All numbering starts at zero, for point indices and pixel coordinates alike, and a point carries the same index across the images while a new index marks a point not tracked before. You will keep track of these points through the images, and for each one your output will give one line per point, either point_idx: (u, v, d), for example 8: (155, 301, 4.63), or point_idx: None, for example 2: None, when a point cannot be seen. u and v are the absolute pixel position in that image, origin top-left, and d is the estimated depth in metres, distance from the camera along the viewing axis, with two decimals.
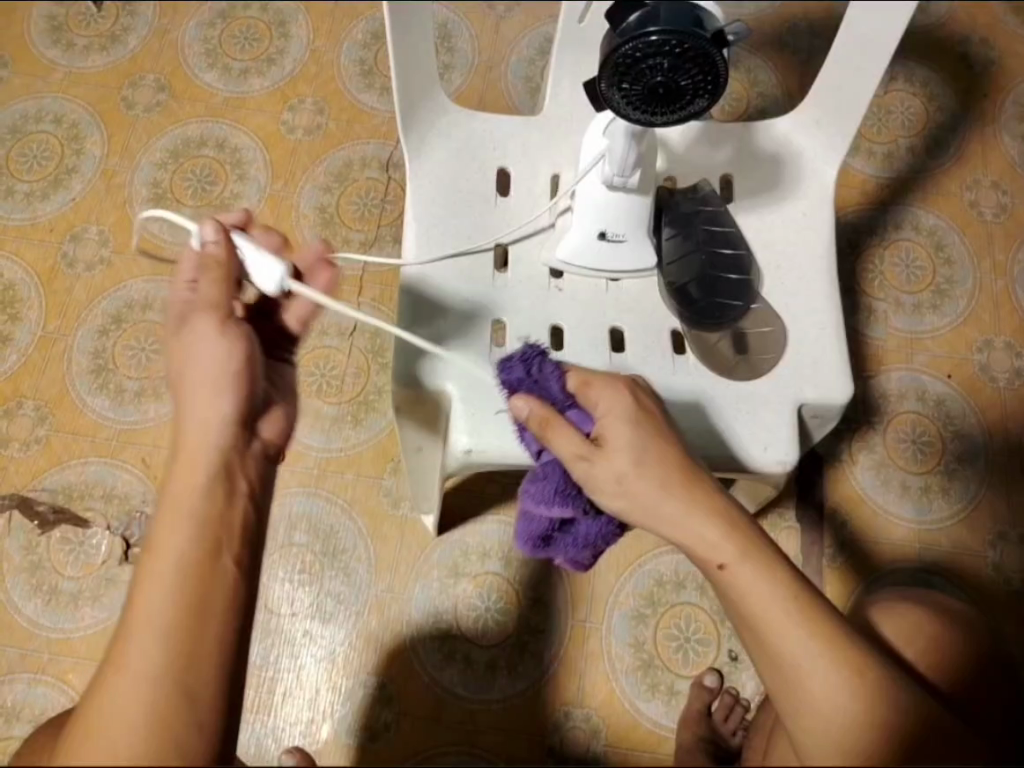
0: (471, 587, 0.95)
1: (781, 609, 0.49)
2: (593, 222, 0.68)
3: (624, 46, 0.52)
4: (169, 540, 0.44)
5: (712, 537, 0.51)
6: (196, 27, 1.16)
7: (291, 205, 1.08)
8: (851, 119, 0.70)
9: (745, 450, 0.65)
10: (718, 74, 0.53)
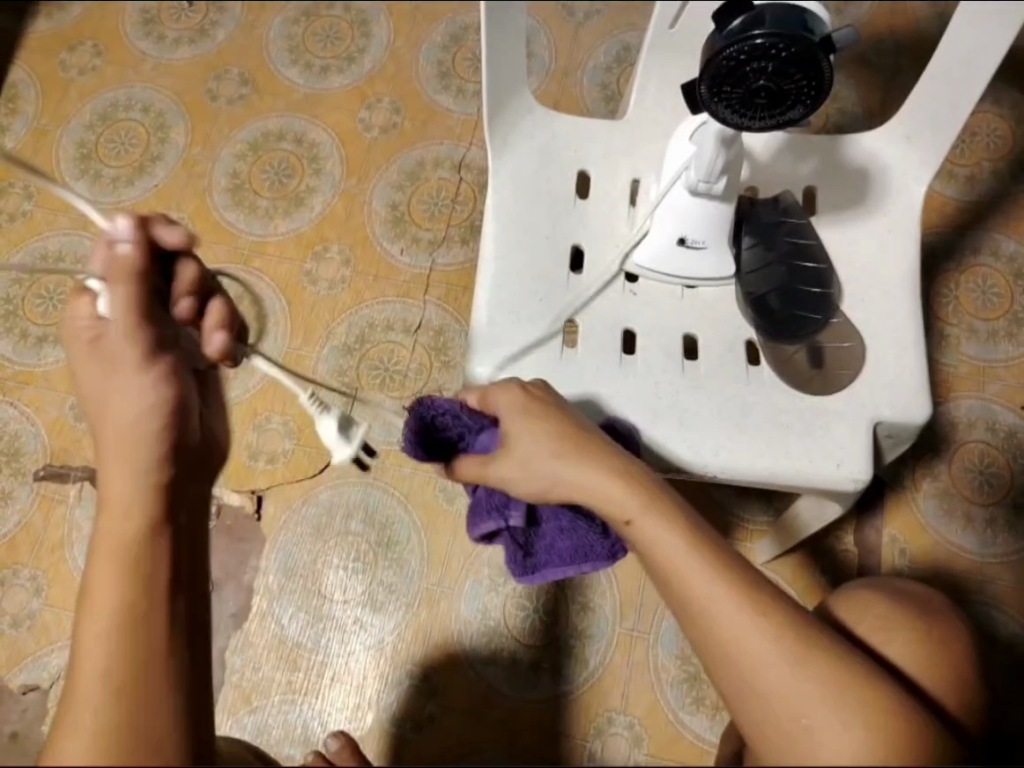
0: (521, 588, 0.96)
1: (682, 548, 0.50)
2: (673, 227, 0.68)
3: (727, 49, 0.51)
4: (104, 591, 0.42)
5: (617, 493, 0.53)
6: (281, 24, 1.20)
7: (364, 201, 1.11)
8: (945, 137, 0.69)
9: (817, 468, 0.63)
10: (823, 80, 0.52)
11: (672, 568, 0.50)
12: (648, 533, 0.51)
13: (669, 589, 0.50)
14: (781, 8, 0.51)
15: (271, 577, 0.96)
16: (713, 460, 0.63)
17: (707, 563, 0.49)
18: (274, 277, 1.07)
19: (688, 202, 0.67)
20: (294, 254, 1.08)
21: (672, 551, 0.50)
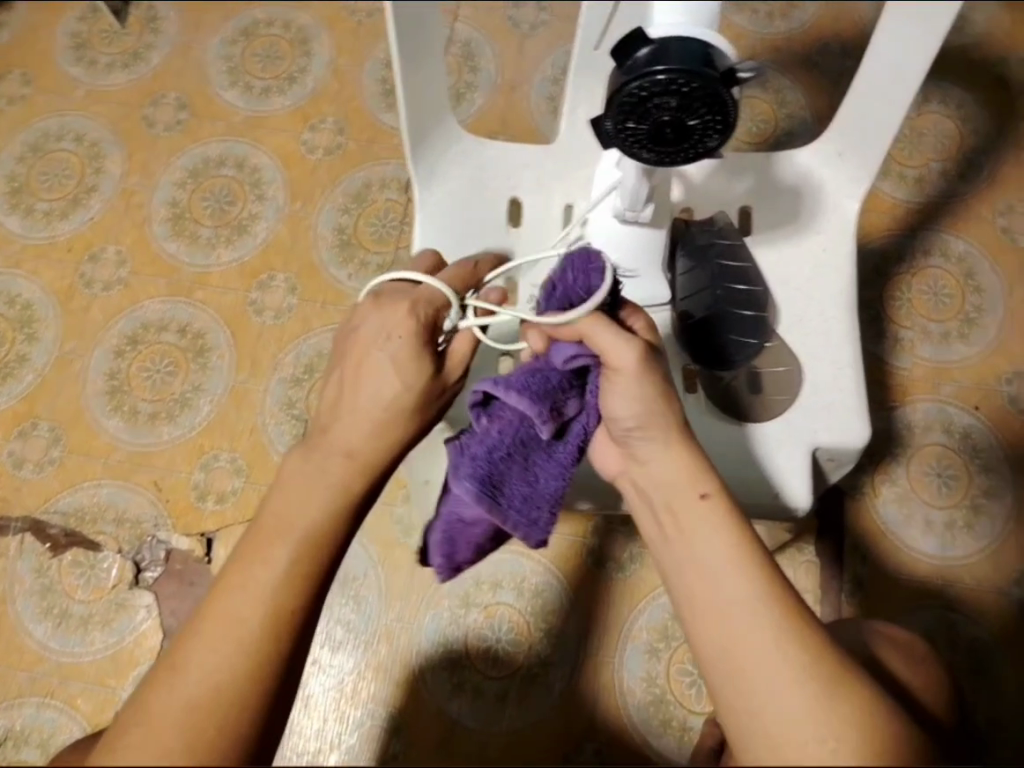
0: (483, 617, 0.93)
1: (727, 548, 0.49)
2: (601, 258, 0.65)
3: (629, 85, 0.48)
4: (310, 502, 0.52)
5: (682, 475, 0.52)
6: (218, 44, 1.16)
7: (308, 225, 1.07)
8: (875, 152, 0.66)
9: (754, 498, 0.63)
10: (728, 115, 0.49)
11: (714, 562, 0.48)
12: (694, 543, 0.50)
13: (701, 583, 0.48)
14: (683, 41, 0.49)
15: None
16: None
17: (749, 584, 0.47)
18: (218, 308, 1.04)
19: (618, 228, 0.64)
20: (238, 284, 1.05)
21: (710, 564, 0.48)
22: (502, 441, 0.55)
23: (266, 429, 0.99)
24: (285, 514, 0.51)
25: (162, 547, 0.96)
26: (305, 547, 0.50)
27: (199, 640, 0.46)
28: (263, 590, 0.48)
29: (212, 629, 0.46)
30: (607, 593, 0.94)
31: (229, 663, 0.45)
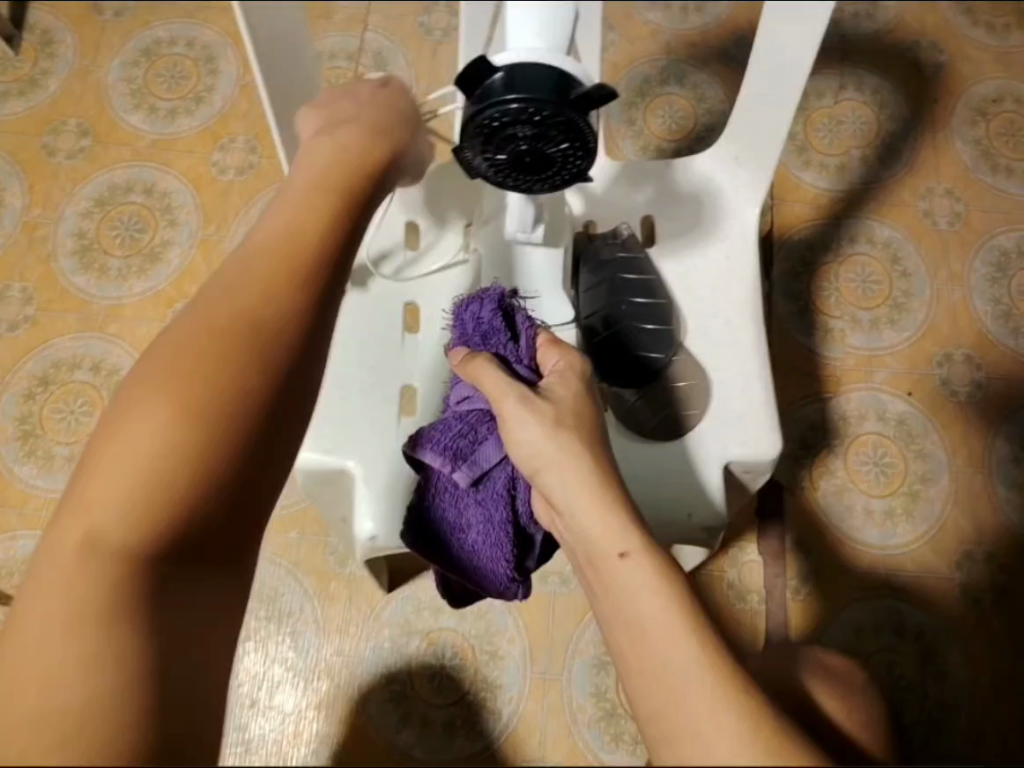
0: (426, 644, 0.91)
1: (662, 611, 0.38)
2: (501, 280, 0.65)
3: (483, 113, 0.48)
4: (152, 416, 0.38)
5: (609, 527, 0.42)
6: (120, 67, 1.12)
7: (223, 249, 1.05)
8: (770, 153, 0.66)
9: (664, 516, 0.62)
10: (586, 142, 0.49)
11: (646, 633, 0.37)
12: (626, 613, 0.39)
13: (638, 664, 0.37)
14: (534, 67, 0.48)
15: None
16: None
17: (698, 667, 0.35)
18: (132, 340, 1.02)
19: (505, 246, 0.64)
20: (154, 315, 1.01)
21: (643, 627, 0.37)
22: (432, 493, 0.59)
23: None
24: (128, 434, 0.38)
25: None
26: (213, 361, 0.40)
27: (40, 589, 0.36)
28: (152, 426, 0.38)
29: (36, 594, 0.36)
30: (551, 608, 0.92)
31: (60, 632, 0.35)
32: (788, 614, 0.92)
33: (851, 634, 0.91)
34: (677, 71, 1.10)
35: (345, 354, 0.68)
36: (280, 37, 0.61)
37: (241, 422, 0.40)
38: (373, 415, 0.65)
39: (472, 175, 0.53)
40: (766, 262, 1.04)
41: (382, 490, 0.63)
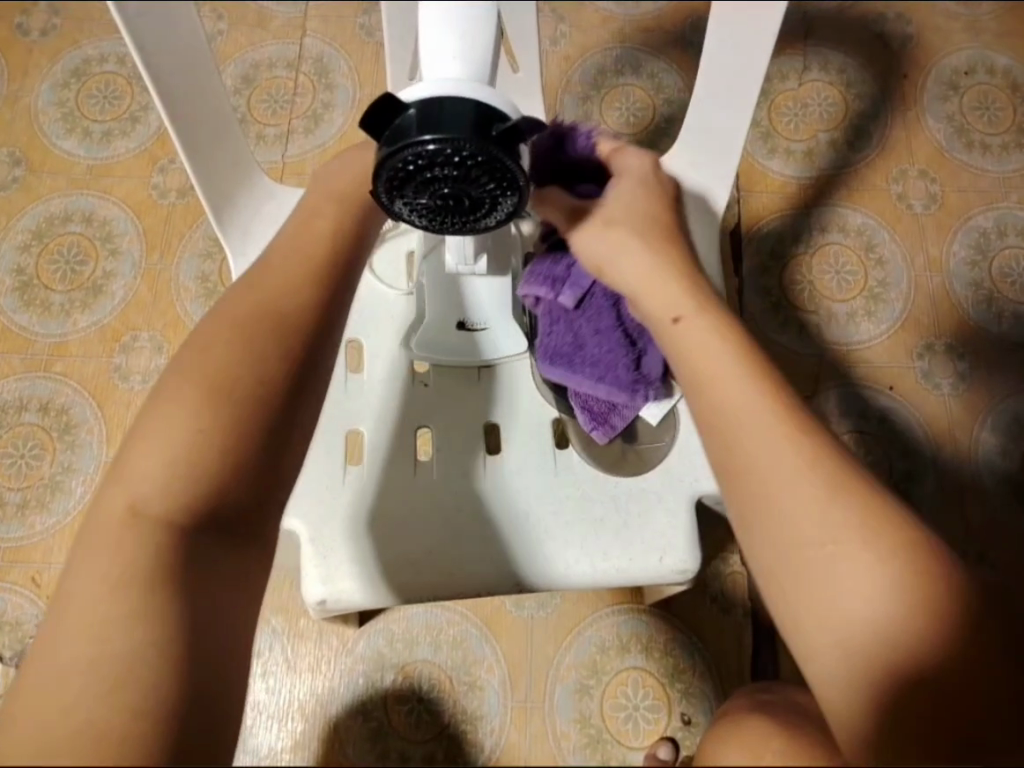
0: (401, 678, 0.88)
1: (792, 469, 0.41)
2: (448, 312, 0.62)
3: (397, 157, 0.42)
4: (177, 405, 0.40)
5: (743, 399, 0.43)
6: (49, 89, 1.06)
7: (169, 278, 0.99)
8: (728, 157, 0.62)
9: (638, 559, 0.59)
10: (517, 182, 0.44)
11: (778, 497, 0.41)
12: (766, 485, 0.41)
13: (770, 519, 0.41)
14: (450, 101, 0.42)
15: None
16: (524, 571, 0.58)
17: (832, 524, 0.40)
18: (81, 379, 0.96)
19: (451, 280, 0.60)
20: (100, 350, 0.97)
21: (778, 486, 0.41)
22: (544, 323, 0.59)
23: None
24: (162, 416, 0.40)
25: None
26: (202, 392, 0.41)
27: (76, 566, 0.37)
28: (157, 455, 0.39)
29: (74, 574, 0.37)
30: (529, 633, 0.89)
31: (109, 601, 0.36)
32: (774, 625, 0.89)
33: None
34: (632, 61, 1.05)
35: None
36: (182, 61, 0.53)
37: (262, 406, 0.42)
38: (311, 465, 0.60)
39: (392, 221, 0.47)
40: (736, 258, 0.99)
41: (328, 546, 0.57)
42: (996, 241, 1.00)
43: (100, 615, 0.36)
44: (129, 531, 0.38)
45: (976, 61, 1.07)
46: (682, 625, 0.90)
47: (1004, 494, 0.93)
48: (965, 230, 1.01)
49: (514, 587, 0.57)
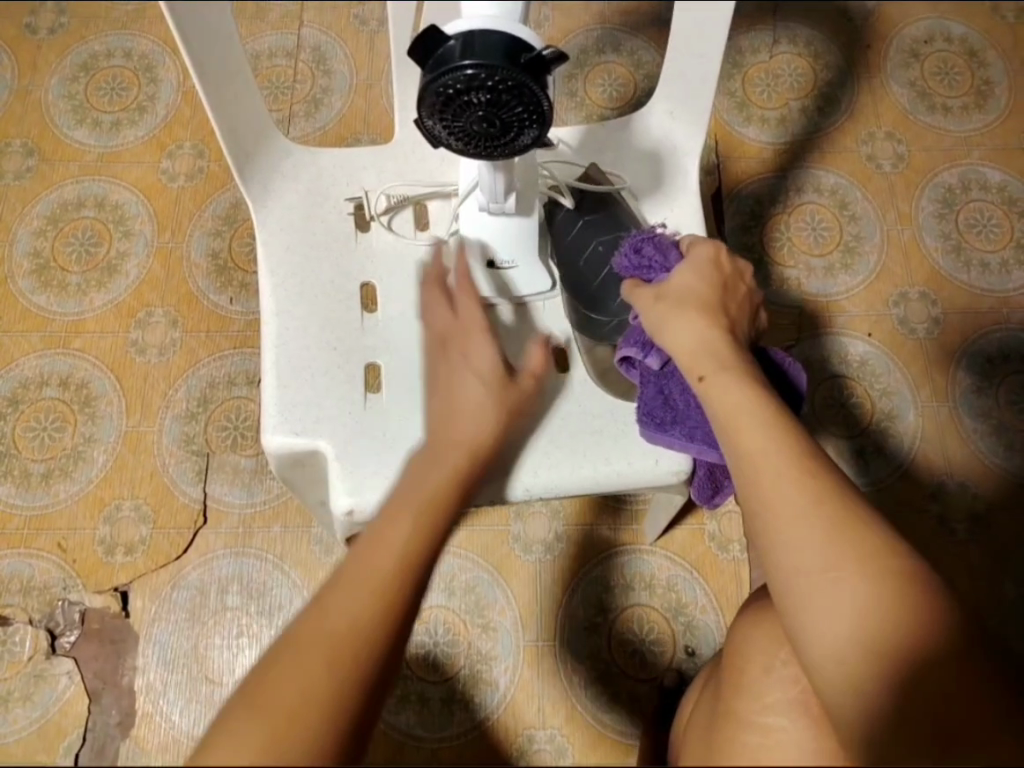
0: (417, 624, 0.92)
1: (767, 464, 0.53)
2: (479, 250, 0.68)
3: (439, 81, 0.49)
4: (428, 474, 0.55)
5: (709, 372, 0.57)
6: (58, 84, 1.11)
7: (181, 255, 1.04)
8: (703, 106, 0.68)
9: (636, 465, 0.64)
10: (542, 106, 0.50)
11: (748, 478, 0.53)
12: (784, 526, 0.51)
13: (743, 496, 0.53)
14: (483, 31, 0.49)
15: (151, 673, 0.90)
16: (531, 480, 0.64)
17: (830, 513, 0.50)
18: (99, 354, 1.00)
19: (486, 221, 0.66)
20: (116, 326, 1.01)
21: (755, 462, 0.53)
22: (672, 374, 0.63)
23: (166, 470, 0.96)
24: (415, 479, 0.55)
25: (76, 610, 0.92)
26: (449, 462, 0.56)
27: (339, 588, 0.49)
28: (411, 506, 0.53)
29: (342, 585, 0.49)
30: (538, 576, 0.94)
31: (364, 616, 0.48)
32: None
33: None
34: (612, 39, 1.11)
35: (302, 339, 0.68)
36: (209, 39, 0.57)
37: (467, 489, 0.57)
38: (333, 393, 0.66)
39: (432, 144, 0.54)
40: (718, 219, 1.05)
41: (353, 462, 0.64)
42: (960, 195, 1.07)
43: (361, 628, 0.47)
44: (411, 535, 0.52)
45: (935, 30, 1.14)
46: (683, 562, 0.95)
47: (980, 429, 0.99)
48: (931, 186, 1.07)
49: (523, 495, 0.64)
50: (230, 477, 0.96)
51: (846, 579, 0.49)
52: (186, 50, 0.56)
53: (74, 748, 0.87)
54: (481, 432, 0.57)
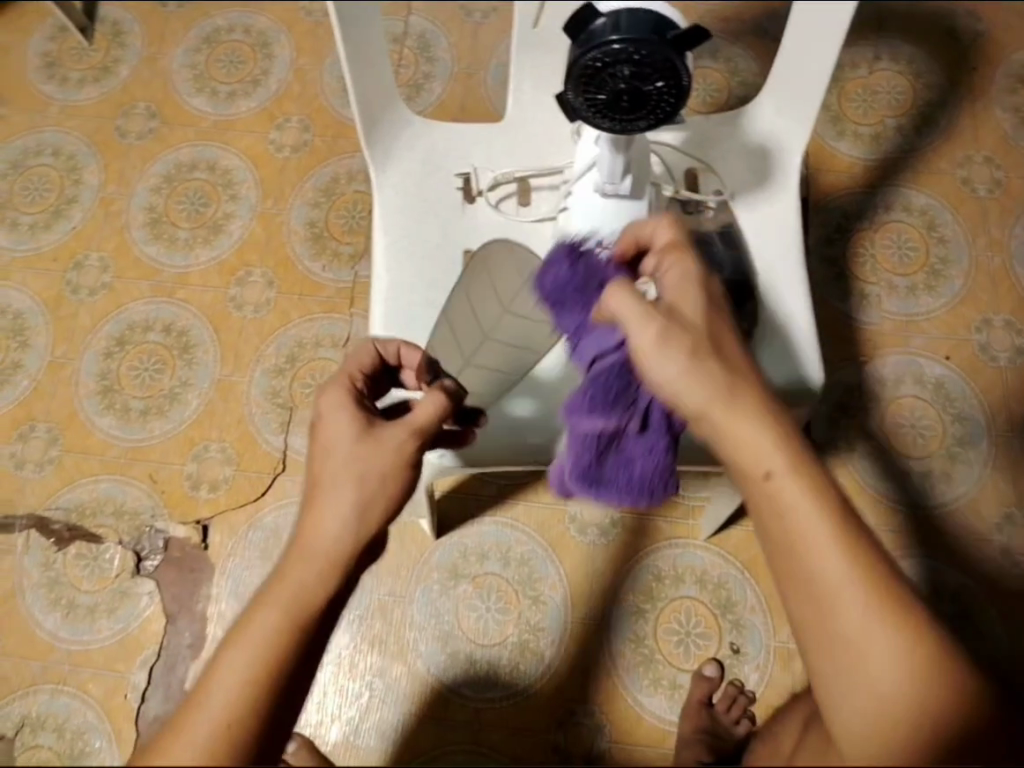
0: (473, 588, 0.98)
1: (832, 555, 0.42)
2: (589, 230, 0.71)
3: (588, 55, 0.56)
4: (295, 576, 0.46)
5: (762, 443, 0.45)
6: (183, 54, 1.19)
7: (282, 221, 1.11)
8: (810, 102, 0.73)
9: None
10: (681, 79, 0.57)
11: (814, 573, 0.42)
12: (849, 642, 0.41)
13: (801, 592, 0.43)
14: (632, 12, 0.56)
15: (223, 604, 0.98)
16: None
17: (884, 624, 0.41)
18: (200, 306, 1.08)
19: (597, 203, 0.70)
20: (218, 282, 1.09)
21: (810, 544, 0.42)
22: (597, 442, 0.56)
23: (252, 419, 1.03)
24: (278, 576, 0.46)
25: (161, 537, 1.00)
26: (320, 569, 0.46)
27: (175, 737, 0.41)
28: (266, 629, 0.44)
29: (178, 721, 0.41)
30: (591, 558, 0.98)
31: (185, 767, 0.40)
32: None
33: None
34: (711, 45, 1.13)
35: (406, 296, 0.72)
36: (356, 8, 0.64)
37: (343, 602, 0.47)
38: None
39: (572, 117, 0.61)
40: (804, 226, 1.06)
41: None
42: None
43: None
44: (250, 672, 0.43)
45: None
46: (738, 560, 0.97)
47: None
48: None
49: None
50: (309, 432, 1.03)
51: (890, 685, 0.40)
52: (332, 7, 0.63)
53: (149, 662, 0.95)
54: (355, 530, 0.47)
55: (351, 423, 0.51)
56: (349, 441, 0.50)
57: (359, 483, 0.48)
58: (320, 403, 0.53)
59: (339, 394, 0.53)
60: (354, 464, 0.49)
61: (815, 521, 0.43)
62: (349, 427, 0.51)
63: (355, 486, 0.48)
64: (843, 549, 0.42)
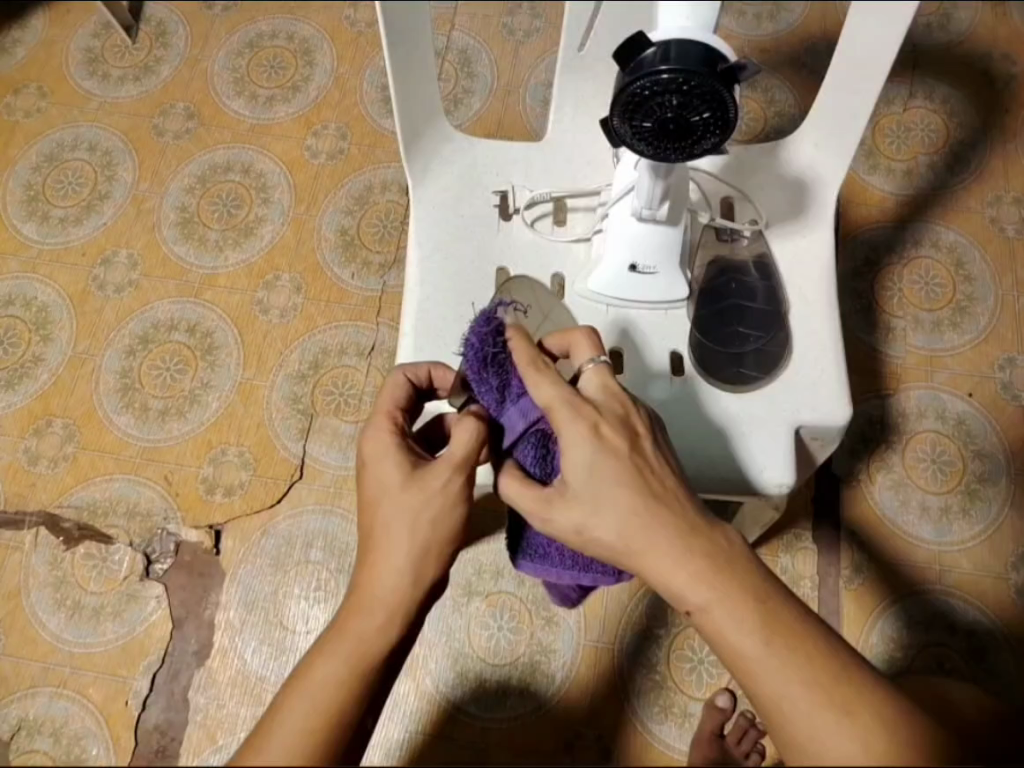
0: (485, 607, 0.96)
1: (755, 642, 0.49)
2: (624, 251, 0.71)
3: (634, 84, 0.56)
4: (323, 665, 0.50)
5: (681, 584, 0.51)
6: (225, 57, 1.20)
7: (313, 227, 1.11)
8: (851, 139, 0.71)
9: (743, 470, 0.68)
10: (728, 110, 0.56)
11: (745, 664, 0.50)
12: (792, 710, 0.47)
13: (742, 677, 0.50)
14: (681, 44, 0.56)
15: (231, 612, 0.95)
16: None
17: (812, 686, 0.48)
18: (226, 308, 1.07)
19: (635, 227, 0.70)
20: (245, 285, 1.08)
21: (740, 642, 0.50)
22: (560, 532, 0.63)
23: (272, 423, 1.02)
24: (309, 668, 0.51)
25: (172, 540, 0.98)
26: (348, 659, 0.51)
27: None
28: (309, 704, 0.49)
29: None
30: (605, 582, 0.96)
31: None
32: (841, 603, 0.94)
33: (901, 625, 0.93)
34: None
35: (438, 309, 0.72)
36: (404, 23, 0.63)
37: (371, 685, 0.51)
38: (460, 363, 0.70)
39: (616, 143, 0.60)
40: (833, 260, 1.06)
41: None
42: None
43: None
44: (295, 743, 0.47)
45: None
46: None
47: None
48: None
49: None
50: (329, 439, 1.01)
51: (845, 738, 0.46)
52: (383, 24, 0.62)
53: (153, 667, 0.93)
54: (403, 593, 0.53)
55: (402, 466, 0.55)
56: (399, 481, 0.54)
57: (399, 553, 0.53)
58: (365, 448, 0.57)
59: (379, 440, 0.57)
60: (404, 521, 0.53)
61: (735, 619, 0.50)
62: (400, 466, 0.55)
63: (395, 548, 0.53)
64: (759, 631, 0.50)
